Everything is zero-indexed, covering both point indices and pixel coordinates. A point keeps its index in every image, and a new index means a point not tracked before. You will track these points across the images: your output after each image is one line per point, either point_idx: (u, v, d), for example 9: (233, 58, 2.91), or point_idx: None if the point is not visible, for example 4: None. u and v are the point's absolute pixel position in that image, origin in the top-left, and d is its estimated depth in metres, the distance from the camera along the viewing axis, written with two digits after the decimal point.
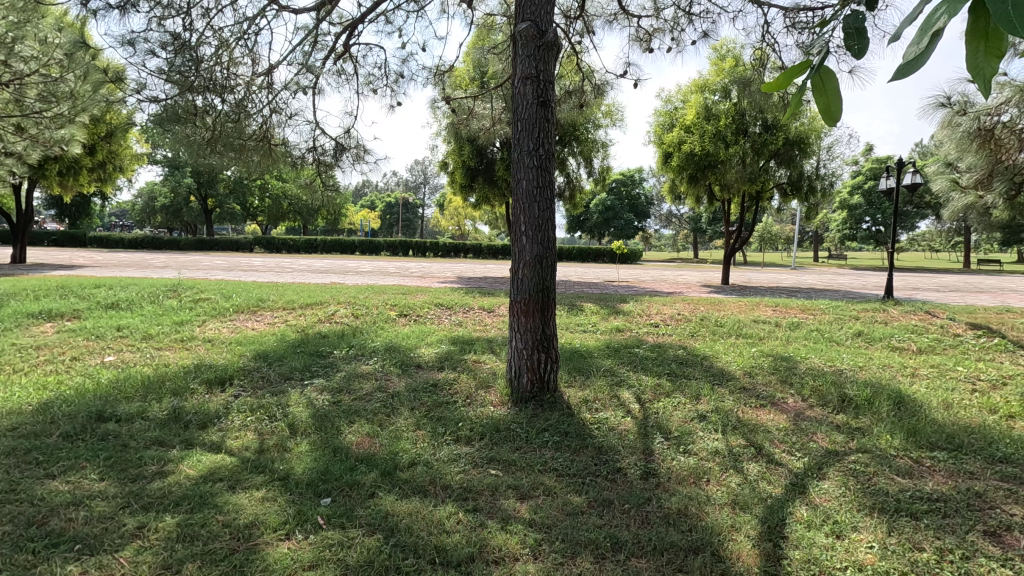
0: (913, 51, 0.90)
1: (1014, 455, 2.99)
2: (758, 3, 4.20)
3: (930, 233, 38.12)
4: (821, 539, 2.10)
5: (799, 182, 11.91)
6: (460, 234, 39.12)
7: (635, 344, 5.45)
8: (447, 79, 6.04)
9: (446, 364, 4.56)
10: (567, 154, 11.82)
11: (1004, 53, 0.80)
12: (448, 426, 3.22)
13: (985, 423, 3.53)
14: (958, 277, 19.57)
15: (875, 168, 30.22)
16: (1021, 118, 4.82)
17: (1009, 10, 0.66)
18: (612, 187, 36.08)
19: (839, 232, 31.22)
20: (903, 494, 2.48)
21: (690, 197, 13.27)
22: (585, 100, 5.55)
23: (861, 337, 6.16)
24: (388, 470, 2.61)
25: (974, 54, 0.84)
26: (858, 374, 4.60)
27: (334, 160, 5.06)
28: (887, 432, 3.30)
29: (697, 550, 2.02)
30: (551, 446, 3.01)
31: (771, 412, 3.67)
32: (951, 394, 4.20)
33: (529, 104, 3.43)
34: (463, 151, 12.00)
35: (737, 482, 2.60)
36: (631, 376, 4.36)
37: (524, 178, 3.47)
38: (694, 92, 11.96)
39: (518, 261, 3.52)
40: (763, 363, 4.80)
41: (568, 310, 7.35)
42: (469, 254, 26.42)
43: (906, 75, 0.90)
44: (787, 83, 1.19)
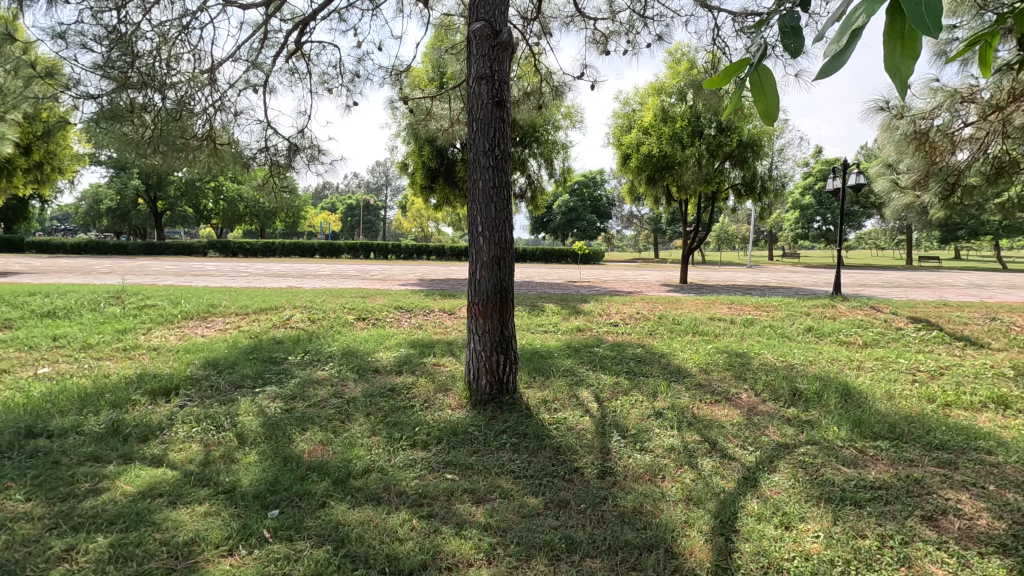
0: (834, 49, 0.90)
1: (949, 442, 3.13)
2: (709, 8, 4.29)
3: (875, 233, 39.87)
4: (770, 532, 2.14)
5: (753, 183, 12.27)
6: (423, 236, 38.87)
7: (595, 343, 5.50)
8: (404, 79, 5.96)
9: (404, 368, 4.49)
10: (528, 155, 11.84)
11: (916, 55, 0.82)
12: (405, 431, 3.17)
13: (924, 412, 3.70)
14: (901, 274, 20.52)
15: (823, 168, 31.55)
16: (953, 122, 5.09)
17: (923, 12, 0.73)
18: (575, 188, 36.39)
19: (792, 231, 32.39)
20: (848, 483, 2.57)
21: (650, 198, 13.52)
22: (544, 102, 5.58)
23: (811, 332, 6.38)
24: (341, 478, 2.53)
25: (890, 55, 0.85)
26: (808, 369, 4.75)
27: (288, 161, 4.93)
28: (834, 424, 3.42)
29: (651, 548, 2.03)
30: (509, 448, 2.99)
31: (724, 408, 3.76)
32: (894, 385, 4.39)
33: (484, 104, 3.39)
34: (423, 152, 11.86)
35: (691, 478, 2.64)
36: (590, 375, 4.38)
37: (480, 178, 3.44)
38: (652, 95, 12.19)
39: (475, 262, 3.48)
40: (718, 360, 4.91)
41: (529, 311, 7.36)
42: (432, 254, 26.27)
43: (829, 73, 0.92)
44: (728, 81, 1.22)
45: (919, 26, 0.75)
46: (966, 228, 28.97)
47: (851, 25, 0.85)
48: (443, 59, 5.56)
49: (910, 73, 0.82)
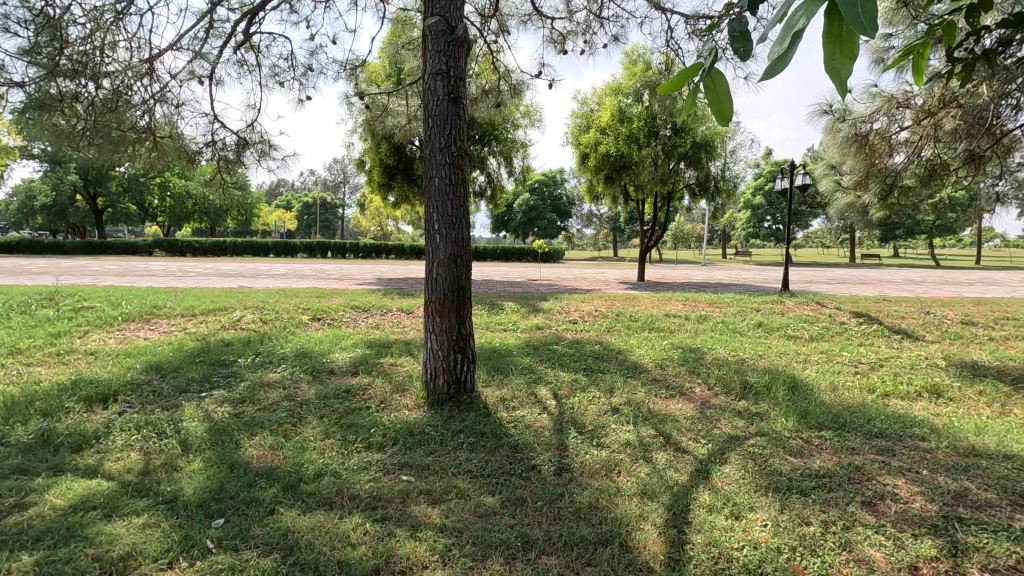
0: (779, 51, 0.90)
1: (887, 430, 3.29)
2: (663, 10, 4.35)
3: (821, 232, 41.67)
4: (720, 522, 2.19)
5: (706, 183, 12.61)
6: (383, 235, 38.34)
7: (554, 341, 5.53)
8: (360, 74, 5.84)
9: (360, 368, 4.40)
10: (487, 154, 11.81)
11: (856, 56, 0.83)
12: (359, 433, 3.10)
13: (864, 403, 3.88)
14: (845, 271, 21.52)
15: (773, 170, 32.77)
16: (890, 126, 5.36)
17: (859, 11, 0.74)
18: (535, 187, 36.53)
19: (744, 230, 33.50)
20: (794, 472, 2.67)
21: (608, 197, 13.71)
22: (502, 100, 5.55)
23: (761, 327, 6.60)
24: (291, 484, 2.45)
25: (831, 55, 0.86)
26: (757, 362, 4.92)
27: (236, 156, 4.74)
28: (782, 415, 3.54)
29: (605, 543, 2.05)
30: (466, 447, 2.97)
31: (678, 402, 3.84)
32: (837, 377, 4.59)
33: (439, 100, 3.35)
34: (380, 149, 11.66)
35: (646, 472, 2.68)
36: (549, 373, 4.40)
37: (436, 175, 3.39)
38: (609, 95, 12.37)
39: (432, 261, 3.44)
40: (673, 355, 5.03)
41: (488, 309, 7.34)
42: (392, 253, 25.93)
43: (773, 74, 0.91)
44: (680, 85, 1.22)
45: (856, 26, 0.76)
46: (903, 228, 30.64)
47: (791, 28, 0.85)
48: (399, 54, 5.47)
49: (851, 73, 0.83)
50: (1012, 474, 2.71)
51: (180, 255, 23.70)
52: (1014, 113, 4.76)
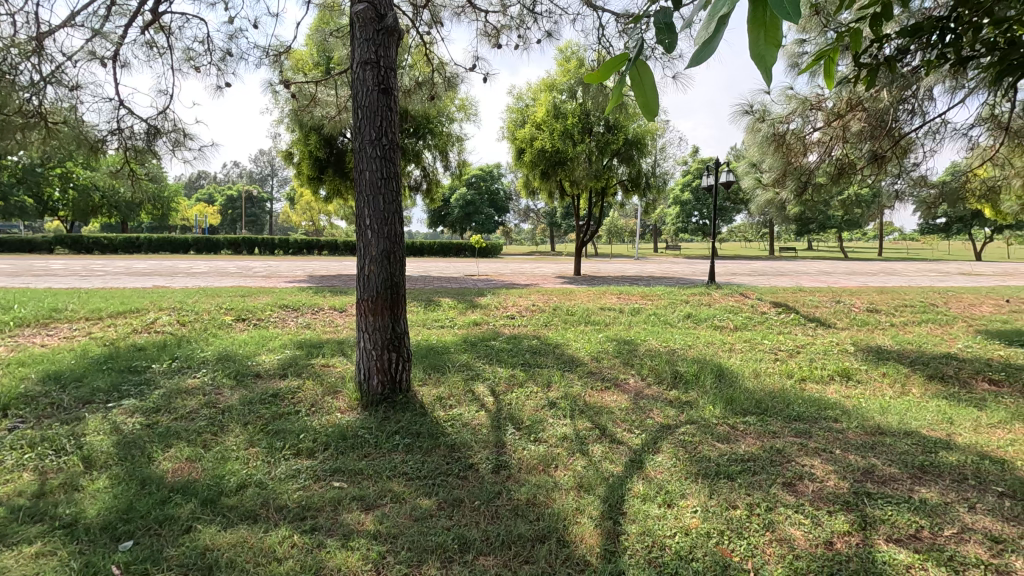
0: (705, 36, 0.90)
1: (804, 413, 3.51)
2: (594, 7, 4.39)
3: (743, 227, 44.10)
4: (654, 511, 2.24)
5: (638, 179, 12.99)
6: (314, 230, 36.97)
7: (491, 336, 5.51)
8: (284, 60, 5.55)
9: (289, 371, 4.19)
10: (422, 147, 11.60)
11: (779, 43, 0.84)
12: (288, 439, 2.94)
13: (784, 388, 4.12)
14: (765, 264, 22.90)
15: (699, 167, 34.30)
16: (804, 127, 5.70)
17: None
18: (472, 181, 36.36)
19: (674, 225, 34.88)
20: (722, 458, 2.78)
21: (545, 192, 13.84)
22: (436, 93, 5.44)
23: (690, 318, 6.87)
24: (211, 498, 2.29)
25: (756, 41, 0.87)
26: (687, 352, 5.12)
27: (146, 145, 4.37)
28: (710, 403, 3.69)
29: (543, 539, 2.05)
30: (402, 449, 2.89)
31: (614, 393, 3.93)
32: (759, 364, 4.85)
33: (369, 90, 3.22)
34: (309, 141, 11.18)
35: (582, 465, 2.71)
36: (486, 369, 4.37)
37: (366, 168, 3.27)
38: (544, 91, 12.47)
39: (363, 257, 3.32)
40: (607, 348, 5.14)
41: (425, 306, 7.22)
42: (324, 250, 25.11)
43: (701, 61, 0.91)
44: (608, 75, 1.21)
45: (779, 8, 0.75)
46: (816, 222, 32.92)
47: (717, 13, 0.85)
48: (327, 41, 5.23)
49: (776, 60, 0.84)
50: (912, 449, 2.95)
51: (87, 252, 21.77)
52: (909, 117, 5.18)
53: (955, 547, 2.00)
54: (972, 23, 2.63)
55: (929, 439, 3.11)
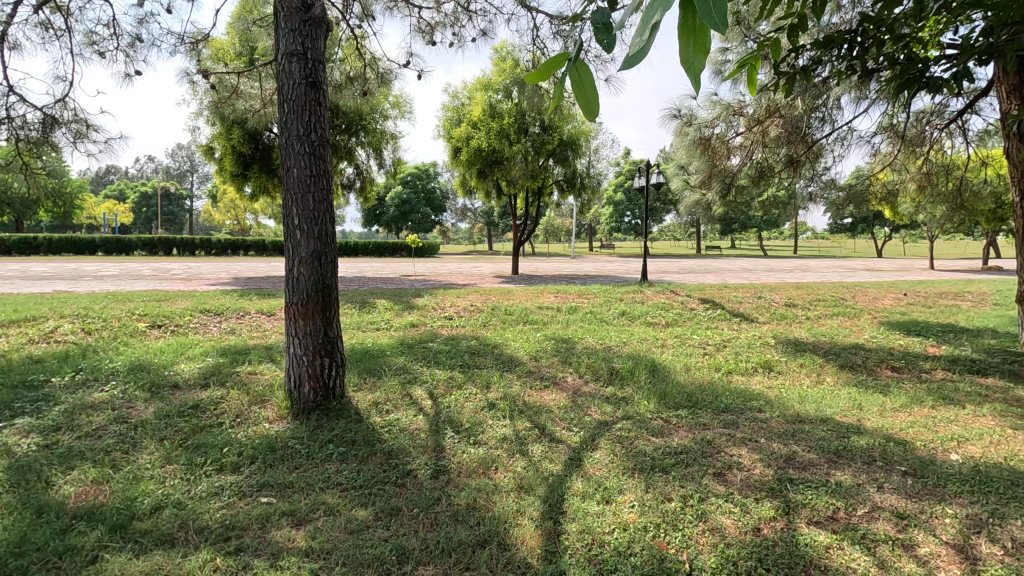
0: (638, 43, 0.90)
1: (731, 405, 3.68)
2: (529, 8, 4.40)
3: (673, 226, 45.99)
4: (593, 508, 2.27)
5: (573, 180, 13.23)
6: (240, 229, 35.10)
7: (429, 338, 5.41)
8: (202, 49, 5.21)
9: (212, 380, 3.93)
10: (355, 144, 11.26)
11: (709, 50, 0.84)
12: (210, 454, 2.75)
13: (712, 380, 4.30)
14: (693, 262, 23.98)
15: (631, 168, 35.42)
16: (728, 132, 5.99)
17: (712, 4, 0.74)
18: (408, 180, 35.75)
19: (608, 225, 35.84)
20: (656, 452, 2.86)
21: (482, 191, 13.82)
22: (368, 88, 5.27)
23: (625, 315, 7.06)
24: (121, 523, 2.09)
25: (686, 49, 0.87)
26: (622, 349, 5.25)
27: (42, 136, 3.96)
28: (645, 398, 3.80)
29: (484, 544, 2.02)
30: (336, 458, 2.77)
31: (552, 392, 3.95)
32: (690, 358, 5.05)
33: (296, 84, 3.06)
34: (232, 135, 10.56)
35: (522, 466, 2.71)
36: (424, 372, 4.29)
37: (294, 165, 3.11)
38: (479, 90, 12.45)
39: (292, 259, 3.15)
40: (546, 346, 5.19)
41: (360, 308, 7.00)
42: (251, 250, 23.95)
43: (634, 66, 0.90)
44: (548, 75, 1.19)
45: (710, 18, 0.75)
46: (739, 222, 34.84)
47: (649, 20, 0.84)
48: (250, 30, 4.94)
49: (705, 67, 0.84)
50: (828, 435, 3.16)
51: None
52: (821, 124, 5.56)
53: (867, 525, 2.15)
54: (876, 37, 2.83)
55: (842, 425, 3.34)
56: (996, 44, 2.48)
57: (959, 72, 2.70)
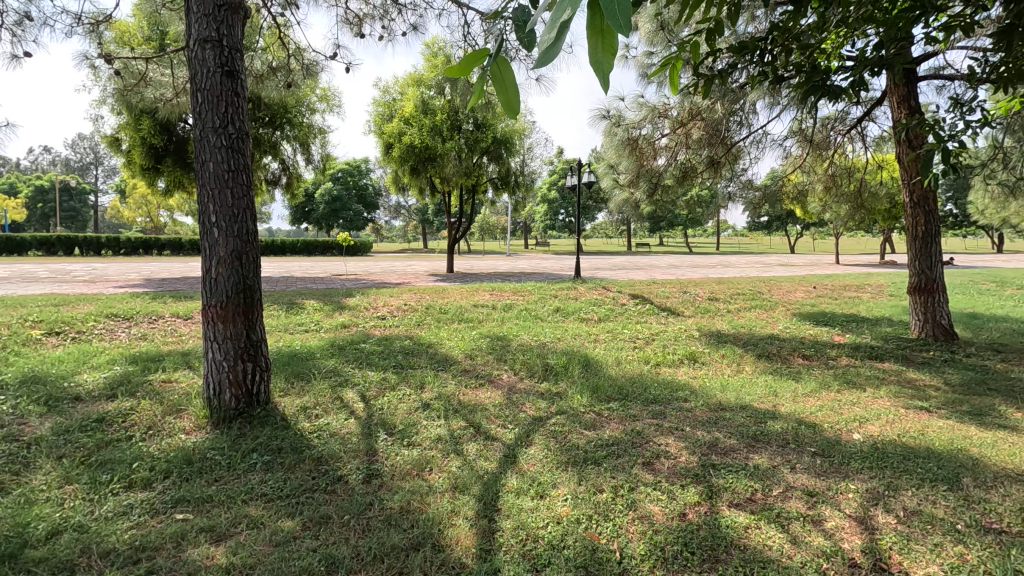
0: (549, 40, 0.90)
1: (659, 396, 3.83)
2: (459, 4, 4.35)
3: (604, 224, 47.27)
4: (527, 504, 2.29)
5: (507, 177, 13.30)
6: (154, 227, 32.71)
7: (361, 339, 5.26)
8: (104, 31, 4.78)
9: (120, 390, 3.63)
10: (280, 138, 10.76)
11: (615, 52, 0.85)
12: (117, 470, 2.54)
13: (642, 373, 4.46)
14: (623, 258, 24.76)
15: (564, 167, 36.05)
16: (653, 133, 6.21)
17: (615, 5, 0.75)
18: (338, 176, 34.63)
19: (543, 223, 36.31)
20: (589, 444, 2.92)
21: (415, 188, 13.62)
22: (293, 80, 5.04)
23: (559, 312, 7.18)
24: (10, 553, 1.89)
25: (594, 47, 0.88)
26: (556, 345, 5.33)
27: None
28: (578, 392, 3.88)
29: (417, 547, 1.99)
30: (260, 468, 2.64)
31: (487, 390, 3.95)
32: (621, 352, 5.20)
33: (210, 72, 2.87)
34: (141, 125, 9.79)
35: (457, 465, 2.69)
36: (356, 374, 4.16)
37: (209, 159, 2.92)
38: (411, 86, 12.24)
39: (210, 259, 2.97)
40: (481, 344, 5.18)
41: (287, 309, 6.71)
42: (165, 250, 22.39)
43: (545, 63, 0.90)
44: (469, 69, 1.18)
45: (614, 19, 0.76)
46: (666, 220, 36.31)
47: (558, 17, 0.84)
48: (159, 13, 4.59)
49: (613, 67, 0.85)
50: (747, 421, 3.35)
51: None
52: (739, 128, 5.91)
53: (781, 504, 2.30)
54: (784, 46, 3.01)
55: (759, 411, 3.56)
56: (886, 58, 2.70)
57: (856, 82, 2.93)
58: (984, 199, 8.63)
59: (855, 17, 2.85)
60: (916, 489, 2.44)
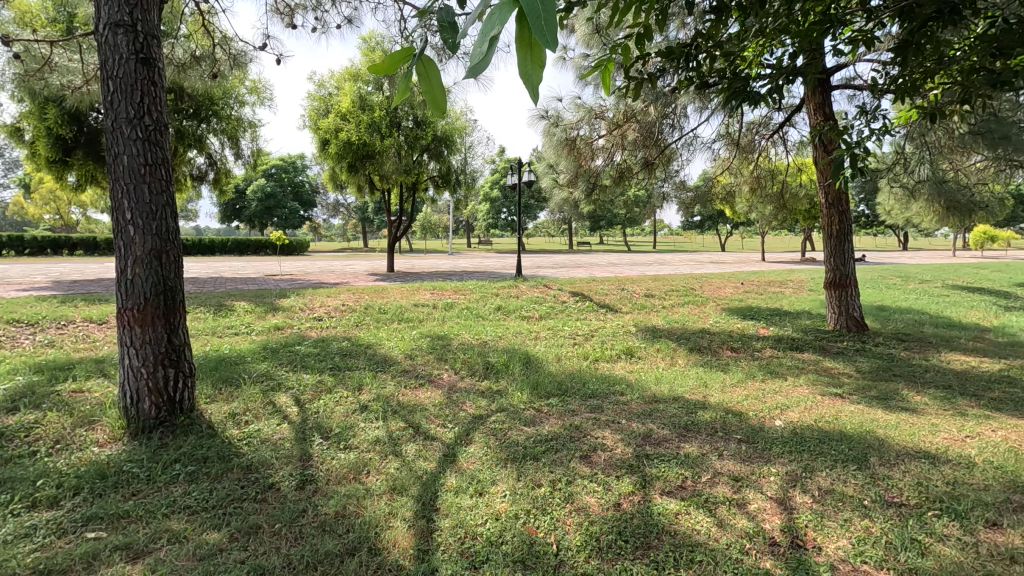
0: None
1: (597, 390, 3.93)
2: None
3: (545, 223, 47.88)
4: (465, 502, 2.29)
5: (448, 176, 13.23)
6: (64, 226, 30.21)
7: (296, 341, 5.08)
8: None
9: (22, 402, 3.33)
10: (206, 131, 10.19)
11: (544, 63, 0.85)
12: (18, 489, 2.33)
13: (582, 369, 4.55)
14: (563, 257, 25.19)
15: (506, 166, 36.23)
16: (591, 134, 6.34)
17: (542, 22, 0.74)
18: (272, 172, 33.23)
19: (485, 221, 36.36)
20: (528, 440, 2.96)
21: (353, 185, 13.29)
22: (219, 71, 4.78)
23: (500, 310, 7.21)
24: None
25: (522, 58, 0.87)
26: (497, 343, 5.35)
27: None
28: (518, 390, 3.91)
29: (353, 552, 1.94)
30: (184, 479, 2.50)
31: (427, 390, 3.92)
32: (561, 349, 5.29)
33: (123, 59, 2.69)
34: (46, 114, 8.99)
35: (395, 467, 2.65)
36: (290, 377, 4.01)
37: (123, 152, 2.72)
38: (348, 80, 11.91)
39: (125, 258, 2.77)
40: (422, 344, 5.13)
41: (215, 311, 6.39)
42: (76, 249, 20.76)
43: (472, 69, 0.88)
44: (394, 67, 1.16)
45: (542, 36, 0.75)
46: (605, 220, 37.24)
47: (487, 29, 0.80)
48: None
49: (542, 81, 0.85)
50: (679, 412, 3.49)
51: None
52: (671, 130, 6.14)
53: (710, 490, 2.41)
54: (709, 52, 3.15)
55: (690, 401, 3.72)
56: (800, 68, 2.88)
57: (773, 90, 3.11)
58: (890, 201, 9.37)
59: (772, 28, 3.02)
60: (829, 469, 2.63)
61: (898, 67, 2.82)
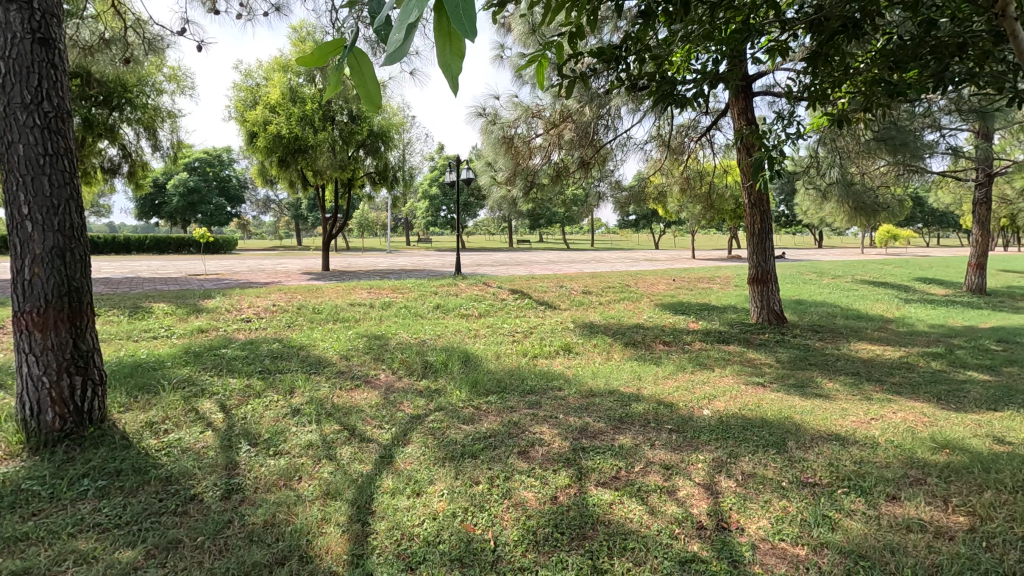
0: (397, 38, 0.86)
1: (535, 386, 3.97)
2: None
3: (485, 221, 47.91)
4: (402, 503, 2.25)
5: (385, 172, 12.96)
6: None
7: (221, 344, 4.82)
8: None
9: None
10: (118, 120, 9.45)
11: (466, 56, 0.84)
12: None
13: (521, 365, 4.58)
14: (502, 254, 25.32)
15: (445, 163, 35.93)
16: (528, 132, 6.40)
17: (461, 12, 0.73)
18: (195, 166, 31.26)
19: (425, 219, 35.94)
20: (466, 438, 2.95)
21: (285, 181, 12.76)
22: (132, 55, 4.42)
23: (439, 308, 7.14)
24: None
25: (444, 49, 0.87)
26: (436, 342, 5.30)
27: None
28: (457, 388, 3.89)
29: (282, 561, 1.87)
30: (93, 494, 2.31)
31: (363, 391, 3.82)
32: (500, 346, 5.31)
33: (14, 37, 2.44)
34: None
35: (329, 471, 2.57)
36: (214, 382, 3.80)
37: (17, 141, 2.47)
38: (277, 71, 11.40)
39: (22, 257, 2.53)
40: (358, 344, 5.00)
41: (131, 314, 5.95)
42: None
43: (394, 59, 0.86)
44: (324, 60, 1.12)
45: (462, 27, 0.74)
46: (544, 218, 37.70)
47: (406, 19, 0.79)
48: None
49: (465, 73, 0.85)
50: (614, 405, 3.59)
51: None
52: (606, 130, 6.29)
53: (642, 479, 2.50)
54: (639, 54, 3.24)
55: (624, 395, 3.83)
56: (723, 73, 3.03)
57: (699, 94, 3.25)
58: (806, 201, 10.02)
59: (698, 34, 3.15)
60: (751, 454, 2.78)
61: (810, 76, 3.02)
